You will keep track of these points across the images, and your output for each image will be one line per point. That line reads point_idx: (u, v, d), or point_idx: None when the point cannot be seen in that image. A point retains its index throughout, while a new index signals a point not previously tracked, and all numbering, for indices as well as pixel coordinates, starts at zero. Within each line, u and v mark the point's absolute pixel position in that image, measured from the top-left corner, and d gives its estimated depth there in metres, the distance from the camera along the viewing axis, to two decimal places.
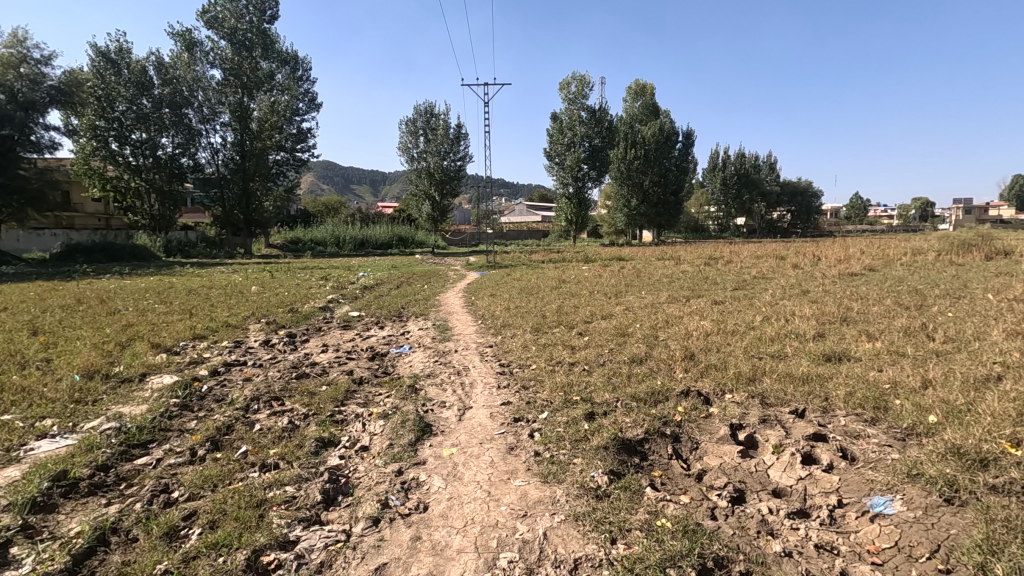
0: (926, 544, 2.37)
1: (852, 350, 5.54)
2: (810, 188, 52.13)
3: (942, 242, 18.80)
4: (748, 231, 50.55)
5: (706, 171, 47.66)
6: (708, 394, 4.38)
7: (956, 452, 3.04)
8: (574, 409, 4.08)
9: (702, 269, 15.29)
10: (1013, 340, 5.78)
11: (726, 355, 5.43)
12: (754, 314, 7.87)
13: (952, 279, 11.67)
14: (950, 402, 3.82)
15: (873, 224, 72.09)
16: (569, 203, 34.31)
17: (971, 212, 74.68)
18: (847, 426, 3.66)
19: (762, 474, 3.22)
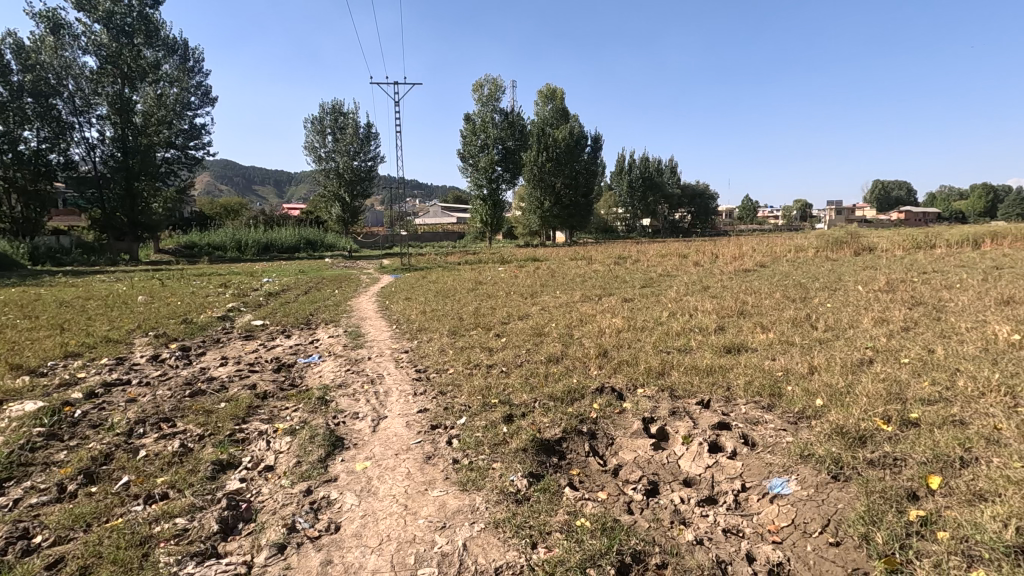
0: (819, 519, 2.56)
1: (748, 341, 5.96)
2: (707, 191, 56.02)
3: (819, 239, 20.89)
4: (653, 231, 53.32)
5: (614, 174, 49.71)
6: (621, 389, 4.52)
7: (840, 431, 3.34)
8: (493, 413, 4.03)
9: (612, 268, 15.87)
10: (880, 327, 6.48)
11: (638, 350, 5.63)
12: (661, 310, 8.27)
13: (829, 273, 12.96)
14: (832, 385, 4.21)
15: (760, 224, 78.71)
16: (484, 204, 34.36)
17: (841, 213, 83.68)
18: (746, 413, 3.91)
19: (674, 465, 3.34)
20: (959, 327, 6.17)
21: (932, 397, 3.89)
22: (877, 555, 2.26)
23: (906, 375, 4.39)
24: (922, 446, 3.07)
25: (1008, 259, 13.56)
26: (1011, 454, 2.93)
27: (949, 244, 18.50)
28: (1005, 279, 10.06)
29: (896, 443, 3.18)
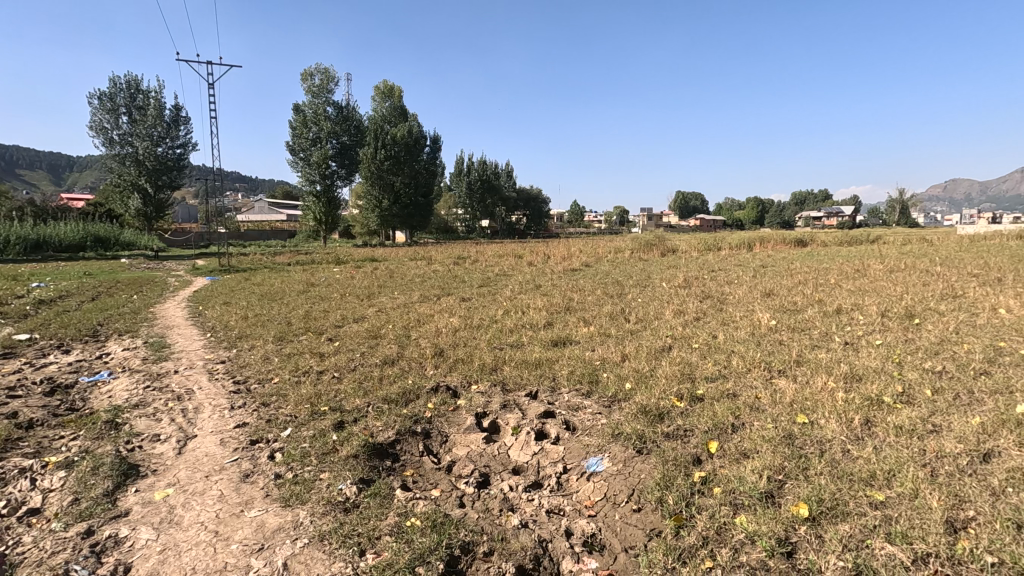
0: (625, 490, 2.88)
1: (573, 334, 6.49)
2: (540, 196, 59.63)
3: (634, 241, 23.49)
4: (492, 233, 55.08)
5: (453, 175, 50.31)
6: (456, 387, 4.61)
7: (643, 410, 3.80)
8: (322, 421, 3.82)
9: (451, 268, 16.07)
10: (678, 318, 7.51)
11: (473, 348, 5.79)
12: (496, 308, 8.59)
13: (640, 272, 14.64)
14: (639, 370, 4.78)
15: (587, 227, 85.95)
16: (317, 201, 32.19)
17: (651, 219, 95.08)
18: (569, 400, 4.26)
19: (504, 456, 3.48)
20: (735, 316, 7.42)
21: (714, 375, 4.63)
22: (669, 514, 2.61)
23: (695, 358, 5.16)
24: (704, 417, 3.65)
25: (769, 259, 16.63)
26: (766, 417, 3.62)
27: (730, 247, 22.09)
28: (767, 275, 12.34)
29: (687, 416, 3.72)
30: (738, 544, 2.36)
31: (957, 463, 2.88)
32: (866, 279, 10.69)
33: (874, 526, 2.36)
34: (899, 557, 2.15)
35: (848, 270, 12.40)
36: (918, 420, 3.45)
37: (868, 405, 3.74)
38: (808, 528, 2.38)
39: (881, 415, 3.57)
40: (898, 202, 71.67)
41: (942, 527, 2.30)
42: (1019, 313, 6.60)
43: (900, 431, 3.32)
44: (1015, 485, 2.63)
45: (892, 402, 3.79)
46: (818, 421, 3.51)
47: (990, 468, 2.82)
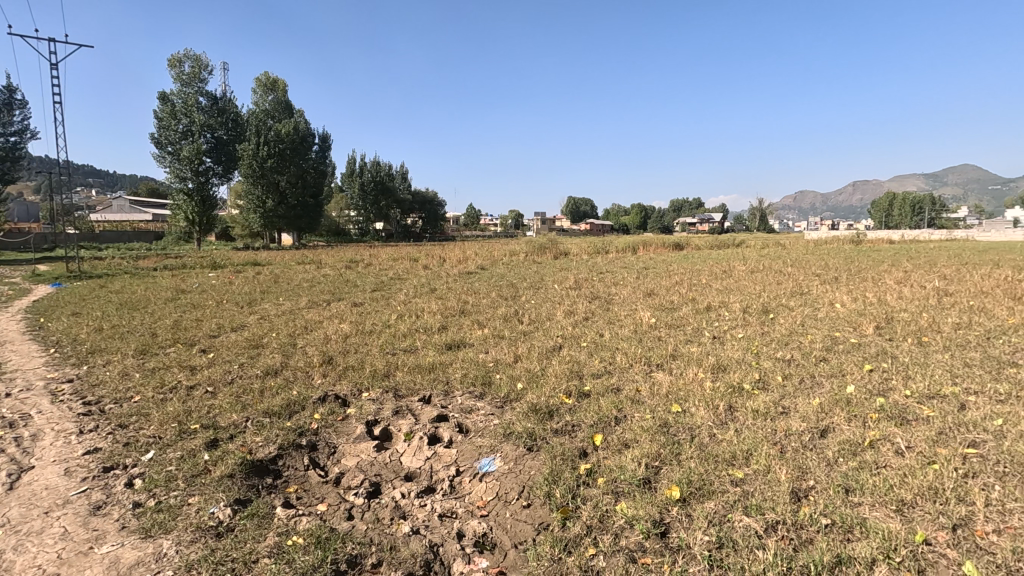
0: (516, 488, 2.95)
1: (467, 337, 6.52)
2: (435, 199, 59.29)
3: (528, 245, 24.09)
4: (386, 235, 53.69)
5: (344, 176, 48.39)
6: (345, 395, 4.44)
7: (534, 409, 3.92)
8: (193, 440, 3.49)
9: (342, 272, 15.43)
10: (568, 318, 7.83)
11: (364, 354, 5.61)
12: (389, 313, 8.39)
13: (534, 274, 15.07)
14: (530, 369, 4.91)
15: (483, 230, 86.75)
16: (189, 200, 29.15)
17: (545, 223, 98.20)
18: (462, 403, 4.27)
19: (395, 463, 3.40)
20: (620, 315, 7.89)
21: (599, 371, 4.89)
22: (556, 507, 2.71)
23: (583, 356, 5.42)
24: (590, 412, 3.84)
25: (651, 262, 17.85)
26: (645, 408, 3.89)
27: (617, 250, 23.40)
28: (649, 277, 13.24)
29: (575, 412, 3.89)
30: (619, 529, 2.50)
31: (801, 439, 3.30)
32: (732, 279, 11.87)
33: (734, 501, 2.62)
34: (753, 527, 2.41)
35: (717, 271, 13.67)
36: (771, 403, 3.90)
37: (730, 392, 4.16)
38: (679, 508, 2.59)
39: (742, 401, 3.98)
40: (758, 209, 80.34)
41: (789, 496, 2.61)
42: (849, 307, 7.69)
43: (757, 414, 3.73)
44: (843, 455, 3.07)
45: (751, 389, 4.25)
46: (690, 410, 3.84)
47: (826, 442, 3.26)
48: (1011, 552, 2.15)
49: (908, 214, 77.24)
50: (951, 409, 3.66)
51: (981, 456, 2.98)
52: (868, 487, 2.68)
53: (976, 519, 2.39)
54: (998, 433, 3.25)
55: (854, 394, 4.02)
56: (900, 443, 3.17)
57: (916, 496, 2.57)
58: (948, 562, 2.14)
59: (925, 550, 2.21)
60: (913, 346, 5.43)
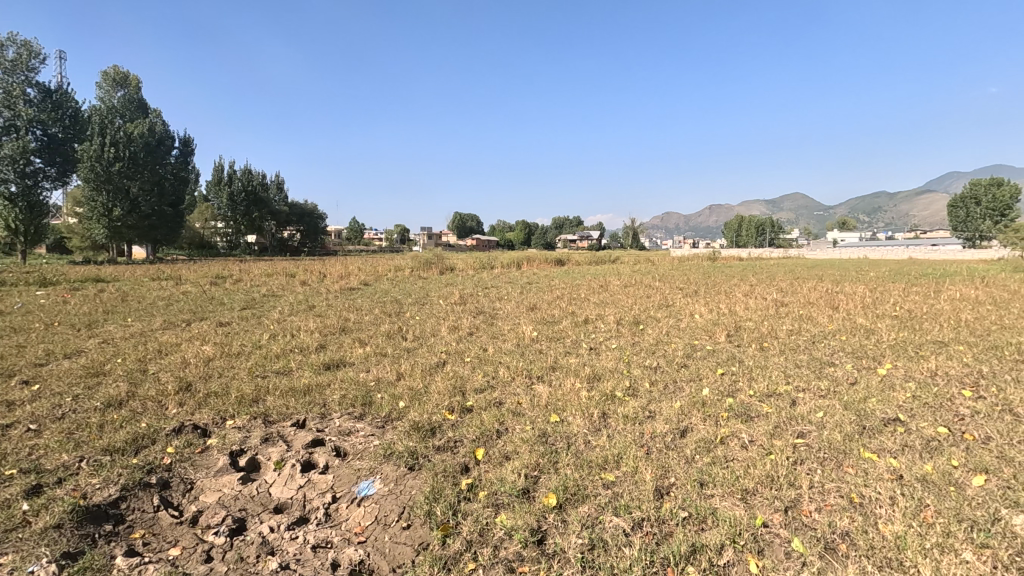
0: (396, 509, 2.87)
1: (347, 356, 6.26)
2: (315, 212, 56.54)
3: (413, 259, 23.72)
4: (259, 249, 50.01)
5: (210, 184, 44.42)
6: (206, 425, 4.05)
7: (416, 427, 3.87)
8: (8, 488, 2.96)
9: (206, 288, 14.07)
10: (453, 333, 7.85)
11: (230, 379, 5.15)
12: (260, 333, 7.78)
13: (419, 289, 14.89)
14: (413, 387, 4.84)
15: (367, 245, 84.03)
16: (11, 206, 24.16)
17: (431, 238, 97.47)
18: (340, 425, 4.09)
19: (263, 495, 3.14)
20: (503, 330, 8.04)
21: (482, 385, 4.95)
22: (437, 525, 2.68)
23: (467, 371, 5.44)
24: (473, 427, 3.87)
25: (534, 277, 18.45)
26: (526, 420, 4.00)
27: (502, 265, 23.89)
28: (532, 291, 13.70)
29: (457, 428, 3.90)
30: (498, 541, 2.54)
31: (664, 440, 3.59)
32: (607, 293, 12.65)
33: (605, 503, 2.78)
34: (622, 526, 2.57)
35: (595, 285, 14.50)
36: (639, 408, 4.20)
37: (604, 400, 4.42)
38: (555, 515, 2.70)
39: (614, 408, 4.25)
40: (631, 228, 86.65)
41: (652, 494, 2.83)
42: (705, 318, 8.55)
43: (627, 419, 4.00)
44: (699, 451, 3.39)
45: (622, 396, 4.54)
46: (567, 419, 4.02)
47: (685, 441, 3.58)
48: (828, 527, 2.51)
49: (753, 235, 87.91)
50: (785, 405, 4.21)
51: (806, 444, 3.46)
52: (718, 479, 2.98)
53: (802, 501, 2.76)
54: (819, 424, 3.80)
55: (708, 396, 4.47)
56: (745, 438, 3.57)
57: (756, 484, 2.91)
58: (780, 540, 2.45)
59: (764, 532, 2.50)
60: (756, 351, 6.17)
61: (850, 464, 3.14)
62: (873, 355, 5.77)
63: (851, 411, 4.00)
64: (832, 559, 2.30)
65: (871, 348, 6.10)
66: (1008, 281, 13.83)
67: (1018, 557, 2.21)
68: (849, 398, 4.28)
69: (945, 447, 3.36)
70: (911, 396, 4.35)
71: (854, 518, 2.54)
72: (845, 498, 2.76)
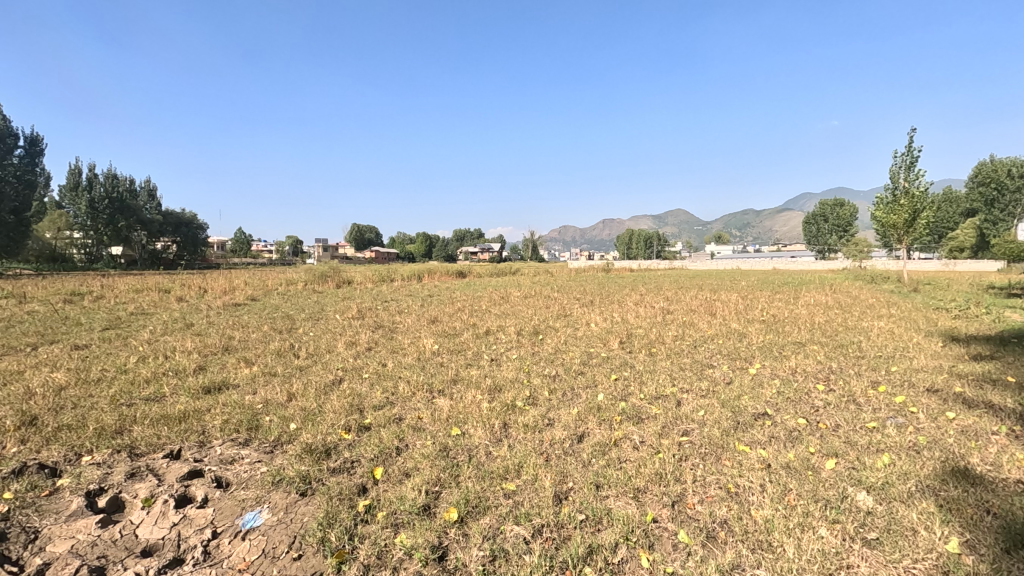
0: (285, 540, 2.68)
1: (231, 377, 5.78)
2: (193, 221, 52.19)
3: (307, 273, 22.47)
4: (126, 262, 44.98)
5: (64, 189, 39.26)
6: (56, 463, 3.54)
7: (308, 449, 3.67)
8: None
9: (57, 307, 12.34)
10: (351, 349, 7.53)
11: (87, 409, 4.54)
12: (126, 356, 6.96)
13: (313, 304, 14.18)
14: (306, 408, 4.56)
15: (254, 258, 78.93)
16: None
17: (326, 250, 93.53)
18: (222, 453, 3.76)
19: (128, 537, 2.79)
20: (403, 344, 7.86)
21: (380, 402, 4.79)
22: (331, 552, 2.54)
23: (365, 388, 5.24)
24: (370, 446, 3.73)
25: (435, 289, 18.34)
26: (426, 435, 3.93)
27: (402, 278, 23.49)
28: (433, 303, 13.60)
29: (353, 448, 3.74)
30: (397, 562, 2.46)
31: (562, 446, 3.69)
32: (508, 304, 12.87)
33: (506, 513, 2.80)
34: (522, 534, 2.60)
35: (495, 297, 14.65)
36: (539, 416, 4.30)
37: (505, 410, 4.47)
38: (456, 529, 2.67)
39: (514, 417, 4.31)
40: (530, 241, 88.78)
41: (551, 500, 2.89)
42: (600, 326, 8.96)
43: (526, 428, 4.06)
44: (595, 455, 3.53)
45: (522, 405, 4.61)
46: (468, 431, 4.01)
47: (582, 446, 3.72)
48: (710, 516, 2.71)
49: (642, 247, 94.22)
50: (671, 406, 4.51)
51: (690, 441, 3.73)
52: (612, 480, 3.12)
53: (687, 494, 2.96)
54: (700, 421, 4.12)
55: (603, 401, 4.68)
56: (636, 439, 3.79)
57: (647, 482, 3.08)
58: (669, 533, 2.61)
59: (654, 527, 2.65)
60: (646, 356, 6.56)
61: (727, 457, 3.44)
62: (745, 357, 6.37)
63: (727, 408, 4.38)
64: (713, 546, 2.48)
65: (743, 350, 6.73)
66: (851, 288, 15.99)
67: (861, 529, 2.53)
68: (725, 397, 4.68)
69: (804, 436, 3.78)
70: (776, 392, 4.86)
71: (731, 507, 2.77)
72: (723, 488, 3.00)
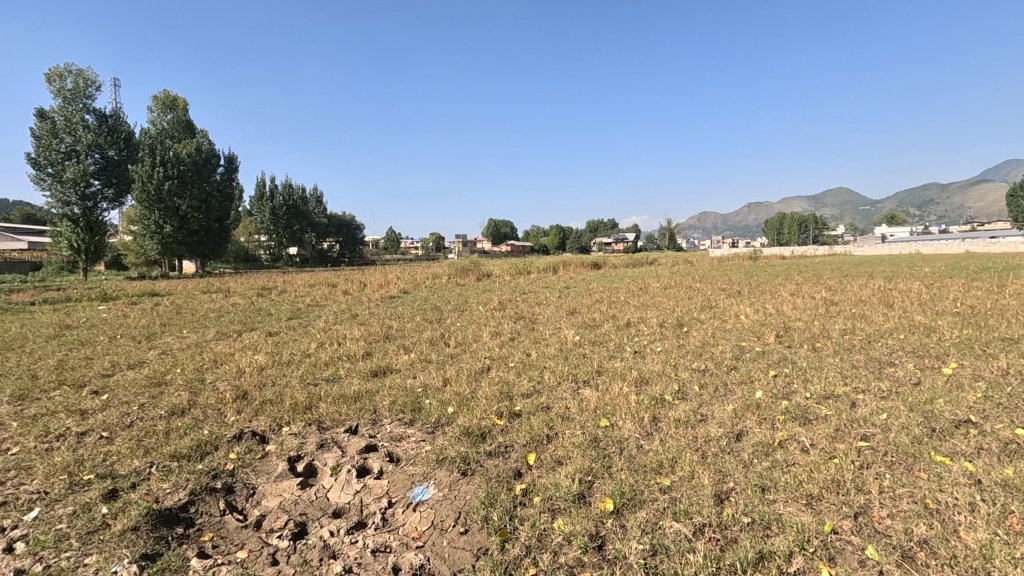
0: (452, 514, 2.89)
1: (393, 363, 6.36)
2: (353, 223, 58.28)
3: (450, 267, 23.84)
4: (300, 261, 51.55)
5: (254, 199, 46.10)
6: (264, 431, 4.19)
7: (466, 432, 3.91)
8: (86, 492, 3.19)
9: (254, 300, 14.55)
10: (495, 339, 7.88)
11: (283, 387, 5.30)
12: (308, 342, 7.98)
13: (458, 296, 15.04)
14: (460, 393, 4.86)
15: (403, 254, 85.79)
16: (74, 227, 25.47)
17: (466, 246, 98.47)
18: (392, 431, 4.17)
19: (322, 499, 3.21)
20: (545, 334, 8.01)
21: (528, 390, 4.93)
22: (494, 530, 2.69)
23: (512, 376, 5.44)
24: (523, 432, 3.87)
25: (571, 281, 18.45)
26: (575, 425, 3.97)
27: (538, 270, 23.97)
28: (570, 295, 13.67)
29: (506, 433, 3.91)
30: (557, 546, 2.53)
31: (719, 444, 3.50)
32: (647, 295, 12.49)
33: (663, 508, 2.74)
34: (683, 531, 2.52)
35: (633, 288, 14.27)
36: (691, 412, 4.12)
37: (654, 404, 4.36)
38: (613, 520, 2.67)
39: (664, 411, 4.18)
40: (667, 230, 85.05)
41: (712, 499, 2.76)
42: (752, 318, 8.32)
43: (678, 423, 3.92)
44: (757, 455, 3.29)
45: (671, 399, 4.46)
46: (617, 423, 3.97)
47: (742, 445, 3.49)
48: (904, 534, 2.39)
49: (795, 232, 85.58)
50: (844, 408, 4.04)
51: (871, 448, 3.31)
52: (780, 484, 2.89)
53: (872, 506, 2.64)
54: (883, 426, 3.64)
55: (762, 398, 4.34)
56: (804, 441, 3.46)
57: (821, 489, 2.81)
58: (852, 548, 2.35)
59: (833, 538, 2.41)
60: (809, 351, 5.95)
61: (921, 468, 2.99)
62: (936, 354, 5.49)
63: (917, 412, 3.81)
64: (911, 568, 2.18)
65: (933, 346, 5.81)
66: None
67: None
68: (914, 400, 4.07)
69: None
70: (982, 397, 4.11)
71: (931, 526, 2.42)
72: (918, 504, 2.62)
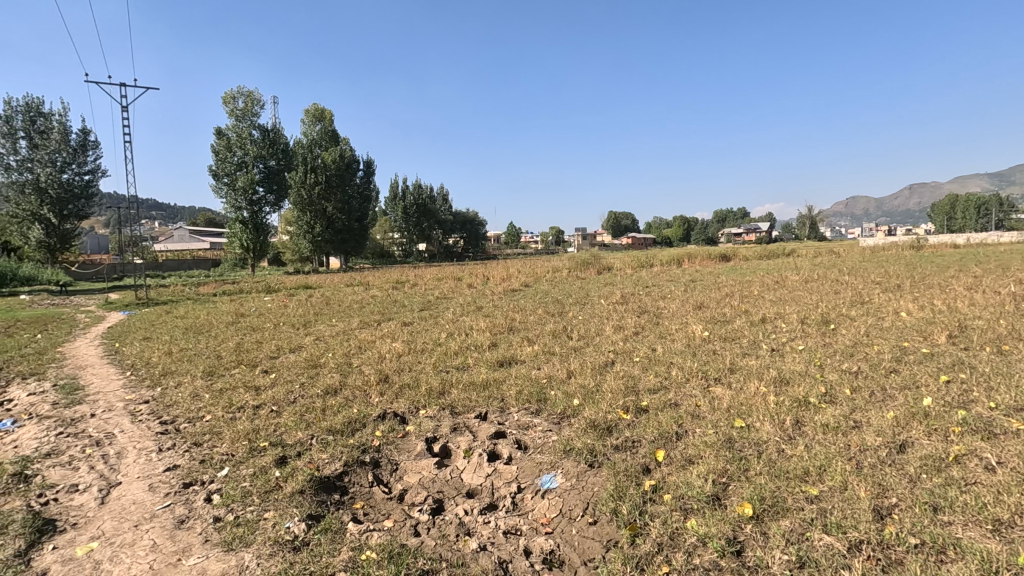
0: (580, 504, 2.91)
1: (518, 354, 6.53)
2: (476, 219, 60.50)
3: (570, 260, 23.82)
4: (429, 256, 54.62)
5: (388, 199, 49.79)
6: (404, 413, 4.54)
7: (592, 424, 3.91)
8: (263, 457, 3.70)
9: (389, 292, 15.74)
10: (619, 333, 7.75)
11: (418, 373, 5.69)
12: (439, 332, 8.47)
13: (579, 289, 14.97)
14: (585, 386, 4.86)
15: (524, 249, 87.24)
16: (244, 228, 29.53)
17: (585, 239, 97.53)
18: (519, 419, 4.29)
19: (456, 479, 3.42)
20: (671, 329, 7.71)
21: (655, 386, 4.80)
22: (623, 524, 2.67)
23: (638, 371, 5.32)
24: (651, 428, 3.78)
25: (697, 274, 17.50)
26: (707, 424, 3.79)
27: (662, 263, 23.07)
28: (698, 289, 12.95)
29: (633, 428, 3.85)
30: (691, 547, 2.44)
31: (878, 455, 3.14)
32: (785, 289, 11.45)
33: (811, 519, 2.52)
34: (836, 546, 2.30)
35: (769, 282, 13.16)
36: (841, 417, 3.73)
37: (797, 406, 4.01)
38: (752, 526, 2.52)
39: (810, 415, 3.83)
40: (806, 218, 77.29)
41: (870, 514, 2.50)
42: (917, 316, 7.29)
43: (827, 428, 3.57)
44: (926, 471, 2.90)
45: (818, 402, 4.08)
46: (754, 425, 3.72)
47: (906, 457, 3.10)
48: None
49: (970, 216, 73.33)
50: None
51: None
52: (956, 504, 2.53)
53: None
54: None
55: (932, 407, 3.80)
56: (989, 458, 2.97)
57: (1013, 514, 2.40)
58: None
59: None
60: (994, 356, 5.08)
61: None
62: None
63: None
64: None
65: None
66: None
67: None
68: None
69: None
70: None
71: None
72: None
